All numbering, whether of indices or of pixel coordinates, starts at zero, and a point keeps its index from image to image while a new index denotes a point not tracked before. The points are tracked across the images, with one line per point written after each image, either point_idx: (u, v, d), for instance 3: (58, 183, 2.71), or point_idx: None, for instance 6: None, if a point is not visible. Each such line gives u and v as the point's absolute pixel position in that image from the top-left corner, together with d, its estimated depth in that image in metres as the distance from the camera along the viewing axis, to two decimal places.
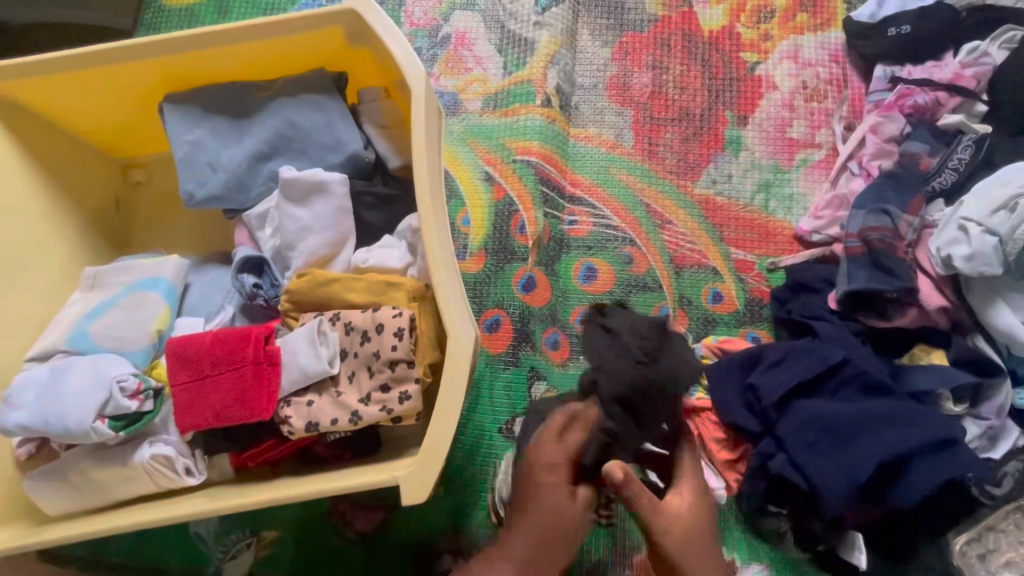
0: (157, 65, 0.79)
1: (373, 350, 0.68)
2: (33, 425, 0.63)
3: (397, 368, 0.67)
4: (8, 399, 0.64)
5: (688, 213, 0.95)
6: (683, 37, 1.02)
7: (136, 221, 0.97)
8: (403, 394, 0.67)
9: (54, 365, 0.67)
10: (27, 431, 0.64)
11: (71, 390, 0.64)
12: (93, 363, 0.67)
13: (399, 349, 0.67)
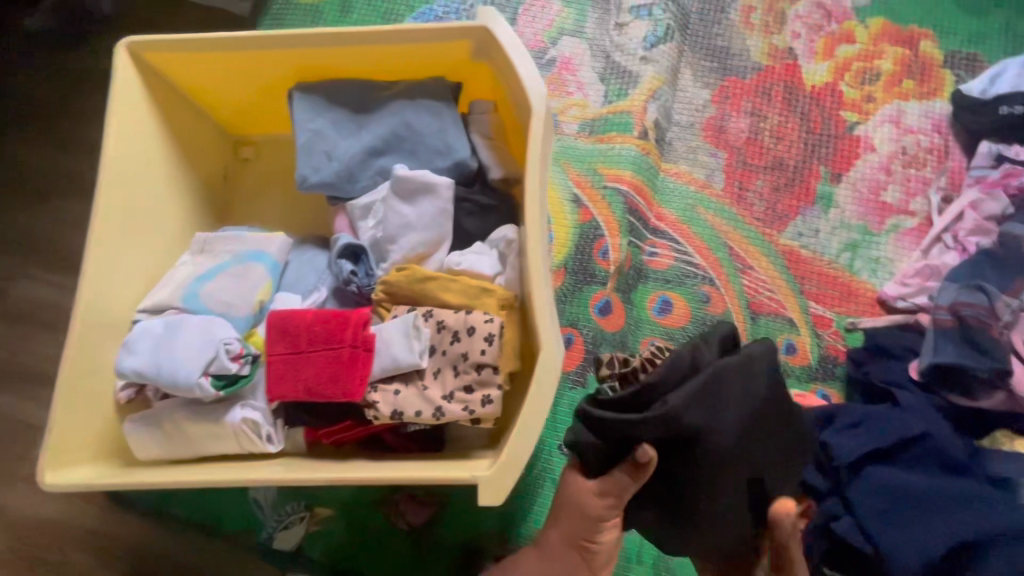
0: (296, 54, 0.84)
1: (461, 351, 0.71)
2: (146, 373, 0.67)
3: (483, 372, 0.70)
4: (126, 344, 0.69)
5: (770, 262, 0.95)
6: (785, 88, 1.04)
7: (239, 194, 1.03)
8: (485, 397, 0.69)
9: (169, 319, 0.71)
10: (139, 378, 0.68)
11: (184, 346, 0.69)
12: (204, 323, 0.71)
13: (487, 354, 0.70)
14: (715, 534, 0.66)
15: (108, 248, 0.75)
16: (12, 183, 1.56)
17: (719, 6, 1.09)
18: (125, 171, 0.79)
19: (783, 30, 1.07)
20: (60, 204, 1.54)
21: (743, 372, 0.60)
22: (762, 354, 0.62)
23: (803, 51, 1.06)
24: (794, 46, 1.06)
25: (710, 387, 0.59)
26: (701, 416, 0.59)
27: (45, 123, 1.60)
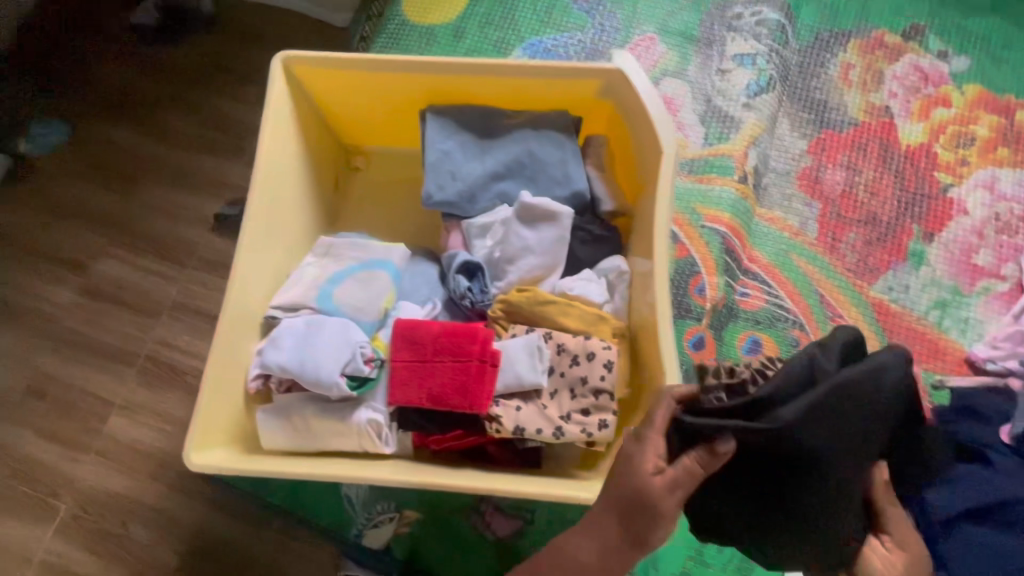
0: (434, 78, 0.89)
1: (581, 375, 0.75)
2: (291, 367, 0.73)
3: (601, 397, 0.74)
4: (274, 339, 0.75)
5: (859, 312, 0.98)
6: (881, 145, 1.07)
7: (347, 201, 1.07)
8: (602, 421, 0.73)
9: (309, 319, 0.77)
10: (283, 371, 0.74)
11: (324, 345, 0.74)
12: (340, 325, 0.76)
13: (607, 380, 0.74)
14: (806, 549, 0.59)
15: (253, 247, 0.80)
16: (106, 166, 1.64)
17: (819, 60, 1.13)
18: (271, 175, 0.84)
19: (881, 89, 1.11)
20: (149, 191, 1.61)
21: (870, 380, 0.54)
22: (895, 362, 0.55)
23: (900, 111, 1.09)
24: (891, 105, 1.10)
25: (832, 401, 0.53)
26: (820, 431, 0.53)
27: (141, 113, 1.69)
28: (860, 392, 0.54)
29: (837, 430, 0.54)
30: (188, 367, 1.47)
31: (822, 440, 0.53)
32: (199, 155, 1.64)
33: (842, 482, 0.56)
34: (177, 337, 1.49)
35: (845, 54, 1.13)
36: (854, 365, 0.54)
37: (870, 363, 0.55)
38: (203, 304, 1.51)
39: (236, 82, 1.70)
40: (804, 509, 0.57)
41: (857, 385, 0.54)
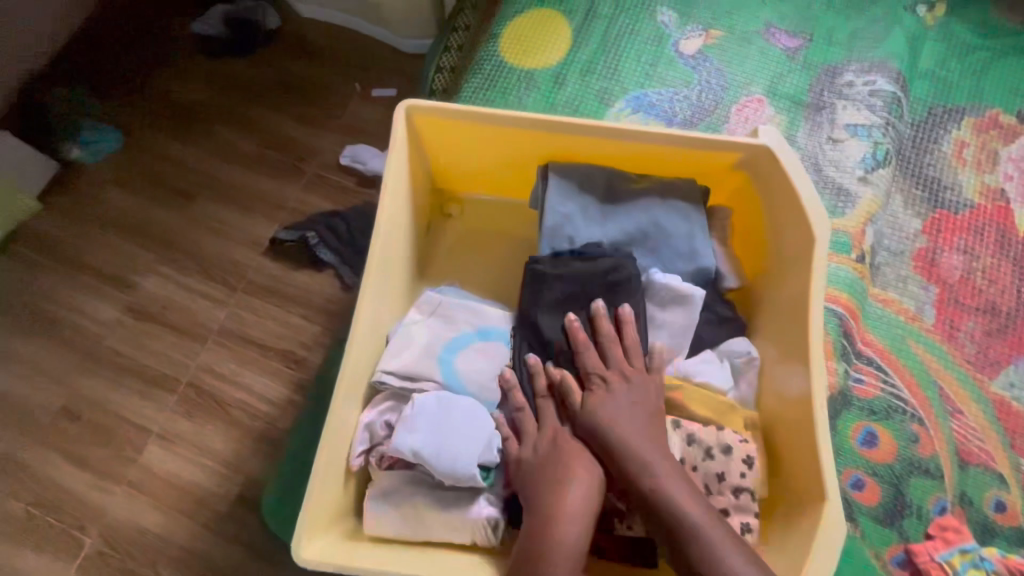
0: (561, 136, 0.84)
1: (718, 471, 0.71)
2: (425, 453, 0.66)
3: (741, 497, 0.70)
4: (405, 419, 0.68)
5: (979, 408, 0.93)
6: (998, 231, 1.03)
7: (439, 250, 1.01)
8: (744, 525, 0.69)
9: (440, 395, 0.70)
10: (415, 458, 0.67)
11: (462, 429, 0.68)
12: (475, 406, 0.71)
13: (747, 478, 0.71)
14: None
15: (369, 307, 0.74)
16: (157, 177, 1.58)
17: (931, 136, 1.10)
18: (387, 231, 0.78)
19: (996, 170, 1.07)
20: (201, 207, 1.55)
21: (555, 277, 0.80)
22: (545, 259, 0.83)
23: (1016, 195, 1.05)
24: (1007, 188, 1.06)
25: (534, 314, 0.80)
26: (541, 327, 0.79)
27: (198, 124, 1.63)
28: (538, 293, 0.80)
29: (549, 325, 0.78)
30: (232, 399, 1.38)
31: (533, 334, 0.79)
32: (255, 174, 1.58)
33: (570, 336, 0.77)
34: (221, 365, 1.41)
35: (958, 131, 1.10)
36: (534, 283, 0.80)
37: (544, 275, 0.80)
38: (251, 331, 1.43)
39: (300, 101, 1.65)
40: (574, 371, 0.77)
41: (545, 294, 0.79)
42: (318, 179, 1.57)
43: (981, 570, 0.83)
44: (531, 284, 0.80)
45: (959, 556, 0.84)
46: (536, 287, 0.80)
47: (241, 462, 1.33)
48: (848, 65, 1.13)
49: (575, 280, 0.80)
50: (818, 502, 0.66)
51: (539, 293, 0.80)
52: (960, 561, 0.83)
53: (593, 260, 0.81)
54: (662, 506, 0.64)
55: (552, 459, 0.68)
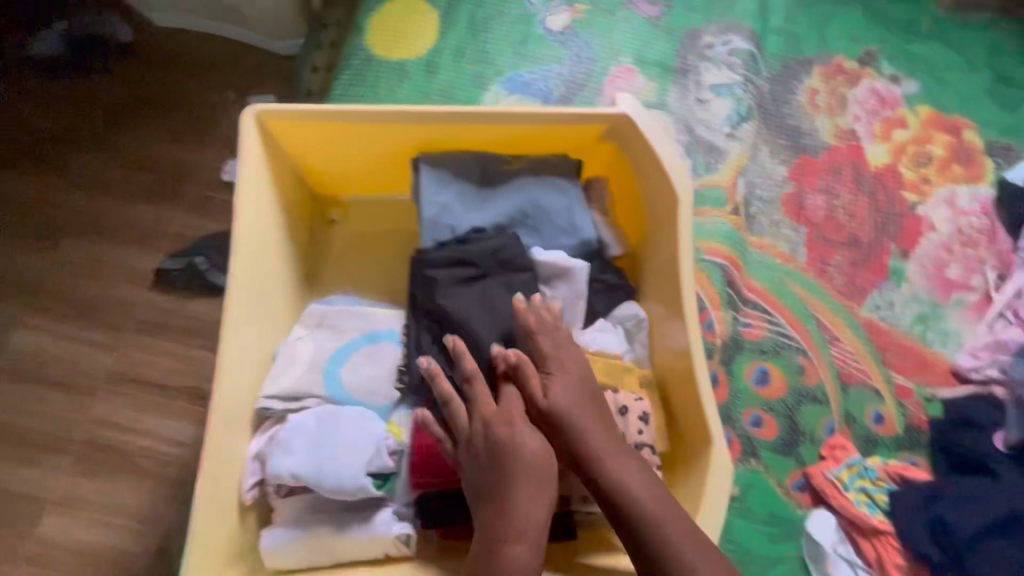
0: (426, 126, 0.82)
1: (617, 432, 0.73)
2: (305, 474, 0.64)
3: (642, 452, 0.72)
4: (281, 443, 0.65)
5: (853, 333, 1.01)
6: (852, 168, 1.12)
7: (326, 259, 0.97)
8: None
9: (321, 413, 0.68)
10: (296, 480, 0.64)
11: (344, 442, 0.66)
12: (360, 416, 0.68)
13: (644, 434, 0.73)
14: None
15: (240, 330, 0.70)
16: (12, 221, 1.42)
17: (788, 88, 1.17)
18: (250, 245, 0.73)
19: (846, 113, 1.16)
20: (69, 248, 1.41)
21: (440, 258, 0.78)
22: (428, 249, 0.81)
23: (865, 134, 1.15)
24: (857, 129, 1.15)
25: (425, 305, 0.77)
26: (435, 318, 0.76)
27: (53, 157, 1.47)
28: (426, 280, 0.78)
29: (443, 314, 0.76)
30: (135, 449, 1.27)
31: (427, 328, 0.76)
32: (128, 203, 1.45)
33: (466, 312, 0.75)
34: (118, 415, 1.30)
35: (810, 81, 1.18)
36: (421, 273, 0.78)
37: (429, 261, 0.78)
38: (148, 373, 1.33)
39: (168, 118, 1.52)
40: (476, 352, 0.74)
41: (432, 277, 0.77)
42: (201, 200, 1.46)
43: (866, 479, 0.90)
44: (418, 274, 0.78)
45: (847, 471, 0.90)
46: (423, 276, 0.78)
47: (155, 514, 1.24)
48: (708, 28, 1.18)
49: (463, 267, 0.78)
50: (706, 450, 0.70)
51: (426, 279, 0.78)
52: (848, 476, 0.90)
53: (474, 245, 0.79)
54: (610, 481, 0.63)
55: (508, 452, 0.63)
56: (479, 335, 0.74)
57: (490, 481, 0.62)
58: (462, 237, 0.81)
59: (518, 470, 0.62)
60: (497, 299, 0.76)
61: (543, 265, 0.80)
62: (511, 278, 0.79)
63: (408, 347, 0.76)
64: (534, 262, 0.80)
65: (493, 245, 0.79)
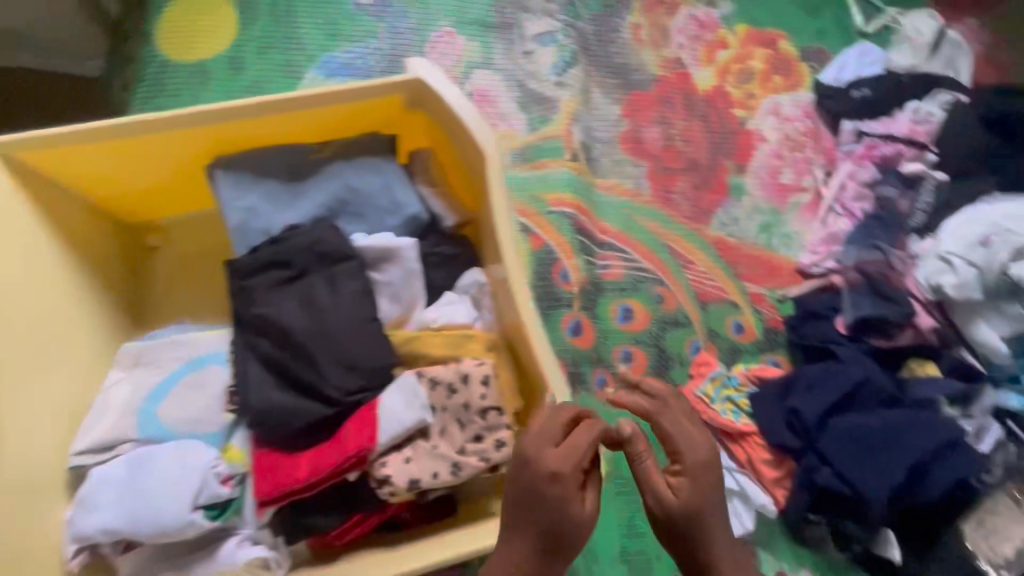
0: (208, 131, 0.75)
1: (462, 402, 0.69)
2: (119, 526, 0.60)
3: (489, 417, 0.69)
4: (86, 500, 0.62)
5: (705, 254, 1.05)
6: (682, 95, 1.15)
7: (152, 289, 0.89)
8: (497, 441, 0.68)
9: (132, 457, 0.65)
10: (111, 534, 0.61)
11: (160, 483, 0.62)
12: (177, 450, 0.65)
13: (488, 397, 0.69)
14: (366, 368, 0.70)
15: (20, 391, 0.63)
16: None
17: (611, 26, 1.17)
18: (19, 294, 0.66)
19: (669, 43, 1.18)
20: None
21: (255, 263, 0.74)
22: (244, 256, 0.75)
23: (689, 60, 1.17)
24: (681, 57, 1.17)
25: (246, 316, 0.72)
26: (257, 327, 0.71)
27: None
28: (243, 290, 0.73)
29: (263, 322, 0.71)
30: None
31: (250, 339, 0.71)
32: None
33: (288, 314, 0.71)
34: None
35: (632, 16, 1.18)
36: (237, 283, 0.73)
37: (243, 268, 0.73)
38: None
39: None
40: (304, 353, 0.69)
41: (249, 285, 0.73)
42: None
43: (730, 388, 0.94)
44: (235, 285, 0.73)
45: (712, 384, 0.94)
46: (241, 286, 0.73)
47: None
48: None
49: (280, 268, 0.74)
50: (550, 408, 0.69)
51: (243, 288, 0.73)
52: (713, 388, 0.94)
53: (288, 242, 0.75)
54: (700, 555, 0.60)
55: (561, 513, 0.60)
56: (298, 337, 0.69)
57: (545, 535, 0.60)
58: (277, 237, 0.76)
59: (572, 533, 0.60)
60: (317, 295, 0.72)
61: (368, 251, 0.77)
62: (333, 269, 0.75)
63: (234, 364, 0.71)
64: (357, 249, 0.77)
65: (309, 238, 0.75)
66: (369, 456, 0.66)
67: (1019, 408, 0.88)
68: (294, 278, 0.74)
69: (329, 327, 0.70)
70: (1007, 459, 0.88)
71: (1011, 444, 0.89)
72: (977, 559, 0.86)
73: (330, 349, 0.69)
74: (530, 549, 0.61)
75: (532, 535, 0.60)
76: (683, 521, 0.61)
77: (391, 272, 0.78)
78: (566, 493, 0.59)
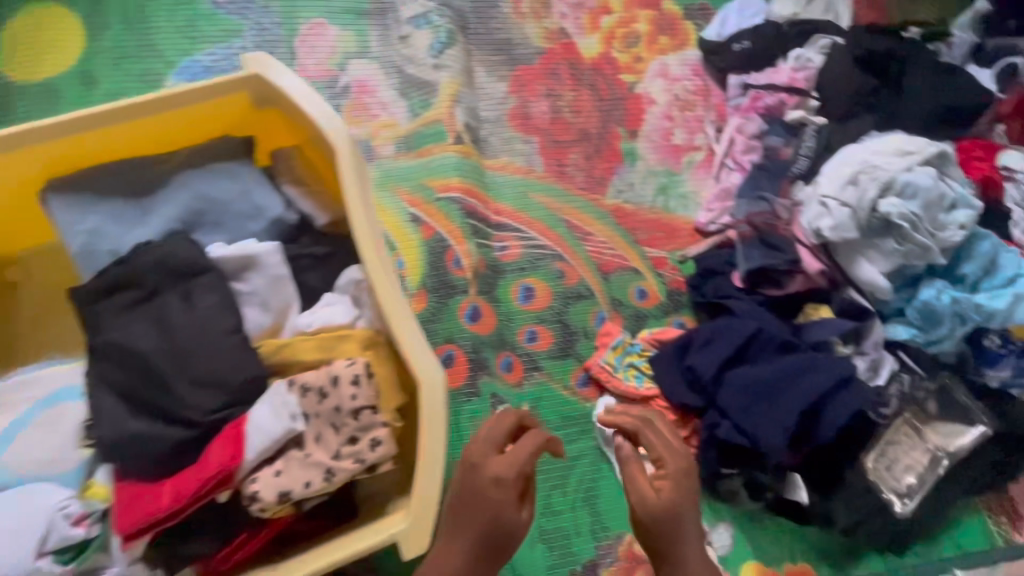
0: (35, 153, 0.71)
1: (334, 405, 0.67)
2: None
3: (362, 417, 0.67)
4: None
5: (603, 223, 1.04)
6: (568, 66, 1.13)
7: (15, 326, 0.84)
8: (373, 440, 0.66)
9: None
10: None
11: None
12: (22, 497, 0.63)
13: (359, 397, 0.67)
14: (226, 383, 0.67)
15: None
16: None
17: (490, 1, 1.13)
18: None
19: (551, 13, 1.15)
20: None
21: (102, 289, 0.70)
22: (90, 282, 0.71)
23: (573, 29, 1.15)
24: (565, 26, 1.15)
25: (95, 344, 0.68)
26: (106, 354, 0.67)
27: None
28: (91, 317, 0.69)
29: (113, 348, 0.67)
30: None
31: (100, 367, 0.67)
32: None
33: (138, 337, 0.67)
34: None
35: None
36: (85, 311, 0.70)
37: (91, 295, 0.70)
38: None
39: None
40: (159, 376, 0.66)
41: (97, 312, 0.69)
42: None
43: (633, 355, 0.94)
44: (83, 313, 0.70)
45: (613, 353, 0.94)
46: (89, 314, 0.69)
47: None
48: None
49: (128, 290, 0.70)
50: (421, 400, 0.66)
51: (91, 316, 0.69)
52: (615, 357, 0.94)
53: (133, 262, 0.71)
54: (671, 546, 0.68)
55: (499, 511, 0.69)
56: (150, 360, 0.66)
57: (485, 532, 0.69)
58: (123, 257, 0.72)
59: (509, 532, 0.69)
60: (169, 313, 0.69)
61: (226, 261, 0.74)
62: (186, 284, 0.71)
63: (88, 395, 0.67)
64: (213, 259, 0.73)
65: (156, 254, 0.71)
66: (235, 474, 0.63)
67: (908, 339, 0.89)
68: (146, 299, 0.71)
69: (182, 345, 0.67)
70: (902, 390, 0.91)
71: (903, 375, 0.91)
72: (880, 489, 0.89)
73: (186, 368, 0.66)
74: (468, 547, 0.69)
75: (473, 532, 0.69)
76: (658, 520, 0.68)
77: (256, 279, 0.75)
78: (506, 496, 0.69)
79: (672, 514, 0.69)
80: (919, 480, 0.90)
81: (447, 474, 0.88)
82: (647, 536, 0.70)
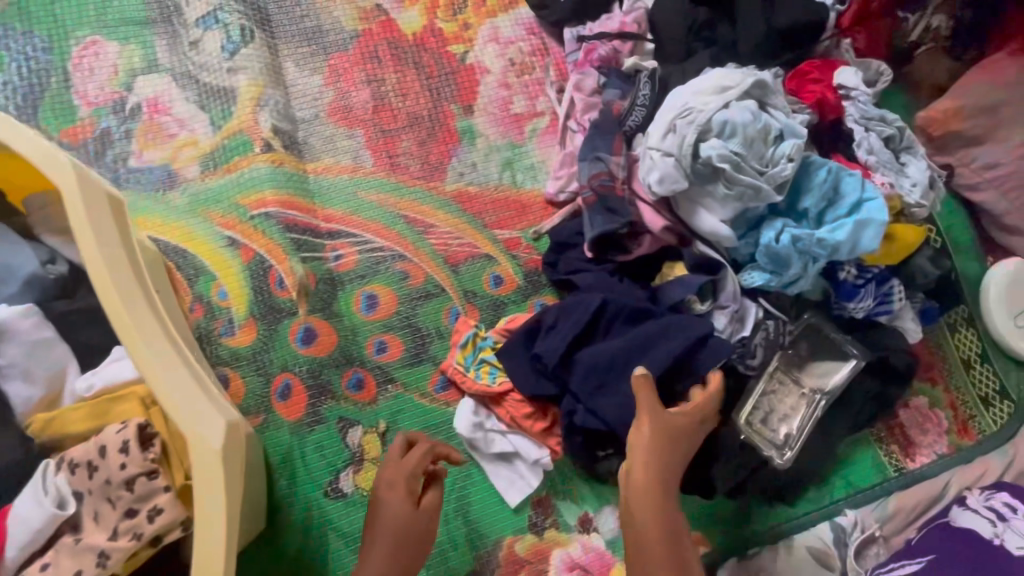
0: None
1: (104, 478, 0.60)
2: None
3: (137, 486, 0.60)
4: None
5: (446, 212, 0.97)
6: (389, 45, 1.02)
7: None
8: (151, 510, 0.60)
9: None
10: None
11: None
12: None
13: (129, 466, 0.60)
14: None
15: None
16: None
17: None
18: None
19: None
20: None
21: None
22: None
23: (390, 3, 1.04)
24: (380, 2, 1.04)
25: None
26: None
27: None
28: None
29: None
30: None
31: None
32: None
33: None
34: None
35: None
36: None
37: None
38: None
39: None
40: None
41: None
42: None
43: (485, 350, 0.89)
44: None
45: (464, 351, 0.88)
46: None
47: None
48: None
49: None
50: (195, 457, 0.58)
51: None
52: (466, 356, 0.88)
53: None
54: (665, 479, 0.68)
55: (394, 514, 0.68)
56: None
57: (396, 542, 0.67)
58: None
59: (417, 532, 0.69)
60: None
61: None
62: None
63: None
64: None
65: None
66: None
67: (763, 286, 0.83)
68: None
69: None
70: (769, 337, 0.86)
71: (768, 323, 0.86)
72: (758, 444, 0.85)
73: None
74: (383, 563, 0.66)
75: (384, 547, 0.67)
76: (665, 450, 0.69)
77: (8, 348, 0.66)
78: (398, 497, 0.69)
79: (677, 448, 0.70)
80: (802, 427, 0.86)
81: (303, 511, 0.82)
82: (653, 468, 0.67)
